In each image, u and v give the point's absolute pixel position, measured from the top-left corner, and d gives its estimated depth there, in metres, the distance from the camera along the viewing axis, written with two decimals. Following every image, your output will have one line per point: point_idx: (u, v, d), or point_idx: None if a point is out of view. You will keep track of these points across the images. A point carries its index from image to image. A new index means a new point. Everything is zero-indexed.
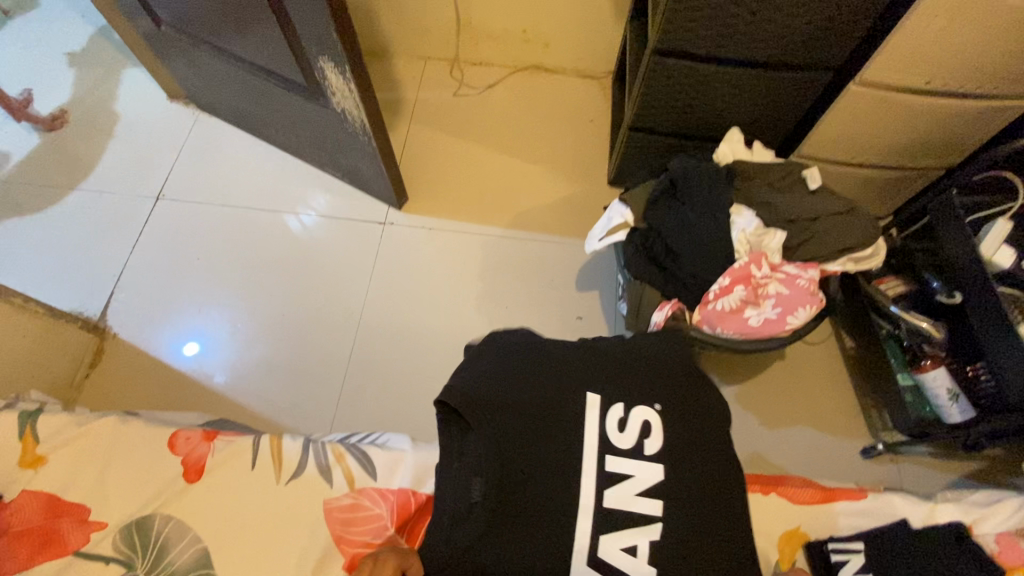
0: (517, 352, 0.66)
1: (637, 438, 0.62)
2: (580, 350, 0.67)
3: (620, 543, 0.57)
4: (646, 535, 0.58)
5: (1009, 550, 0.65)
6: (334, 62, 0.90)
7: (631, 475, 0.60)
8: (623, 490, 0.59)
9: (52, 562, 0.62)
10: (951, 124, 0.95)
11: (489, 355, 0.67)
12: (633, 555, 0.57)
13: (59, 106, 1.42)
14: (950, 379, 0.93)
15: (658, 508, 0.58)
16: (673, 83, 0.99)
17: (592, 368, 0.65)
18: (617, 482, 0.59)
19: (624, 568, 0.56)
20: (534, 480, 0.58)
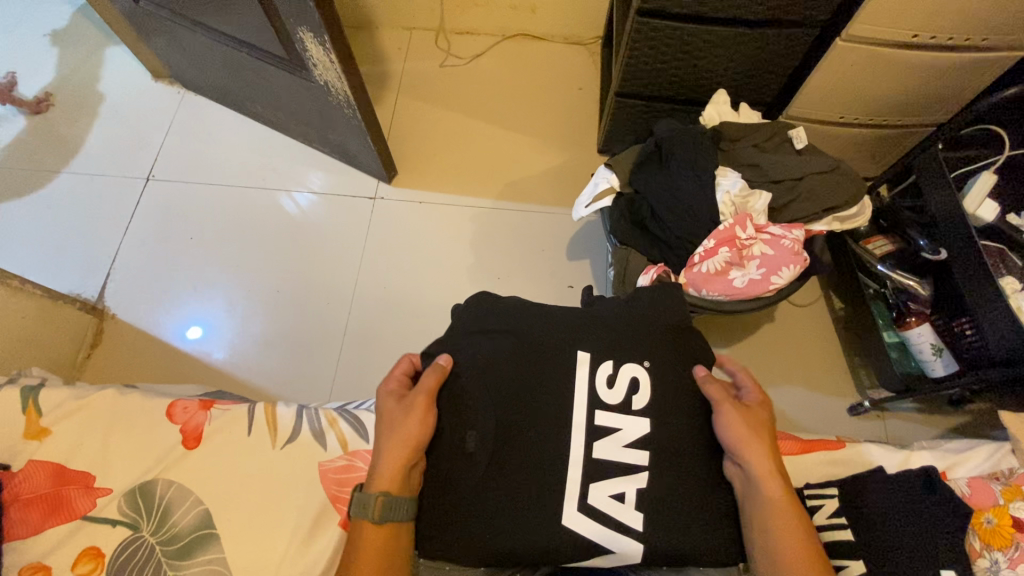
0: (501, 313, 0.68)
1: (625, 395, 0.63)
2: (564, 311, 0.69)
3: (608, 493, 0.59)
4: (632, 484, 0.60)
5: (980, 492, 0.69)
6: (314, 33, 0.90)
7: (619, 428, 0.61)
8: (608, 444, 0.61)
9: (63, 527, 0.64)
10: (939, 78, 0.94)
11: (473, 318, 0.69)
12: (621, 501, 0.59)
13: (43, 88, 1.41)
14: (935, 335, 0.95)
15: (644, 459, 0.60)
16: (660, 44, 0.98)
17: (575, 324, 0.66)
18: (604, 435, 0.61)
19: (612, 512, 0.59)
20: (519, 435, 0.61)
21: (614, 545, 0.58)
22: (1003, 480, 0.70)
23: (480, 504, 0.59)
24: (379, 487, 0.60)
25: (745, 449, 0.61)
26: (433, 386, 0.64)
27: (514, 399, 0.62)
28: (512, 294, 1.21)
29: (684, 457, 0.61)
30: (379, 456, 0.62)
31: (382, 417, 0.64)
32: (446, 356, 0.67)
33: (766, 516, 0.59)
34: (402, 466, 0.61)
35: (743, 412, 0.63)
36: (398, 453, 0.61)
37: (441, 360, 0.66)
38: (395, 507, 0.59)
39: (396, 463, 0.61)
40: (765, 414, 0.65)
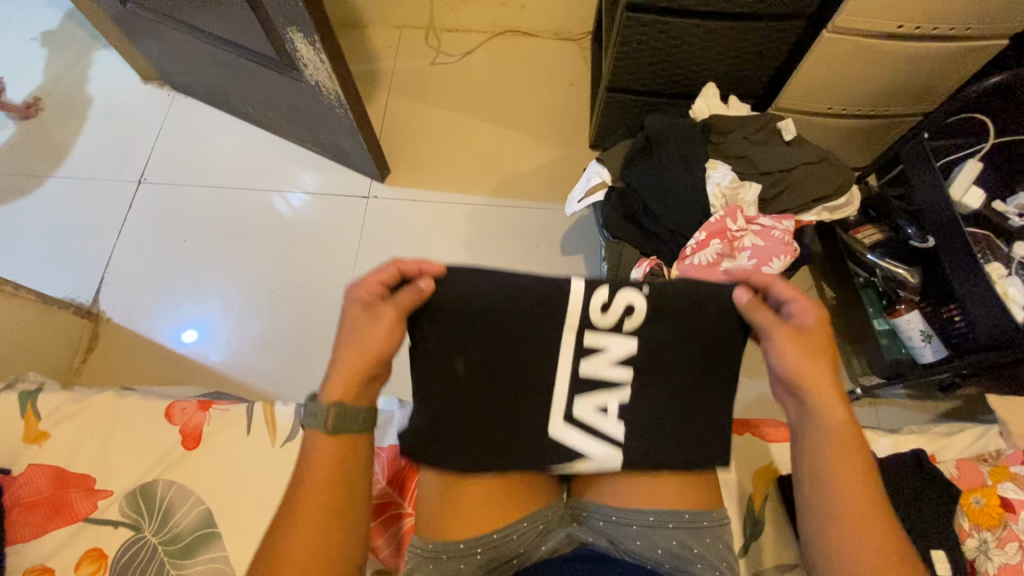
0: None
1: (618, 317, 0.63)
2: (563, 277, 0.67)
3: (592, 406, 0.63)
4: (615, 397, 0.63)
5: (968, 474, 0.71)
6: (303, 33, 0.90)
7: (607, 348, 0.63)
8: (596, 362, 0.64)
9: (65, 529, 0.65)
10: (925, 68, 0.95)
11: None
12: (604, 414, 0.63)
13: (32, 92, 1.41)
14: (924, 321, 0.96)
15: (629, 375, 0.63)
16: (649, 38, 0.98)
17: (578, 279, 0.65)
18: (590, 354, 0.64)
19: (594, 424, 0.63)
20: (518, 405, 0.64)
21: (594, 452, 0.63)
22: (991, 462, 0.72)
23: (475, 493, 0.61)
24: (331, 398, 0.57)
25: (802, 376, 0.58)
26: (401, 307, 0.60)
27: (510, 347, 0.63)
28: None
29: (671, 442, 0.63)
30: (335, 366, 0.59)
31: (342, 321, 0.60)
32: (427, 281, 0.61)
33: (822, 442, 0.57)
34: (356, 377, 0.58)
35: (797, 335, 0.59)
36: (354, 362, 0.58)
37: (422, 283, 0.60)
38: (349, 419, 0.57)
39: (353, 374, 0.58)
40: (824, 332, 0.60)
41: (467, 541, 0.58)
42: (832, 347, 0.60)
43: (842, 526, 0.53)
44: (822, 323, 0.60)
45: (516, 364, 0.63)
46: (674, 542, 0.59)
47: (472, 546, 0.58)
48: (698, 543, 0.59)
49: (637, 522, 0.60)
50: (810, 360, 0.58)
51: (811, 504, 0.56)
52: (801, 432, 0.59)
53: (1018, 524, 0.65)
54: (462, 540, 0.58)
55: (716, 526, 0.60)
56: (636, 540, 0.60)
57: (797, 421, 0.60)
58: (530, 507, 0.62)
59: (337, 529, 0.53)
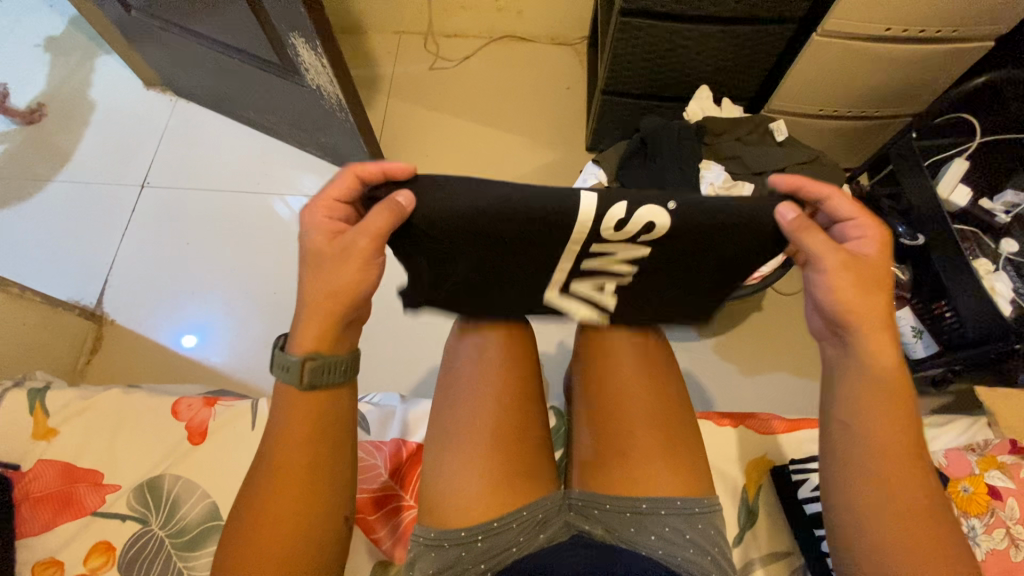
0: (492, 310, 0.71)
1: (632, 235, 0.57)
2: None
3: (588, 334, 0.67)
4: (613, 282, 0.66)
5: (957, 464, 0.71)
6: (305, 38, 0.92)
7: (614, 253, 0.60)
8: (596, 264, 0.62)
9: (73, 522, 0.66)
10: (913, 70, 0.97)
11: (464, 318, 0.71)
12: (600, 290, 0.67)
13: (35, 98, 1.42)
14: (915, 318, 0.99)
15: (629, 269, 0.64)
16: (643, 42, 1.00)
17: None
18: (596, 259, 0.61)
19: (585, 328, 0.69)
20: None
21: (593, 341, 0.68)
22: (980, 452, 0.73)
23: (477, 483, 0.61)
24: (304, 349, 0.55)
25: (853, 311, 0.54)
26: (377, 227, 0.53)
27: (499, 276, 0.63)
28: None
29: (662, 430, 0.65)
30: (302, 312, 0.56)
31: (313, 249, 0.55)
32: (405, 195, 0.54)
33: (861, 383, 0.54)
34: (329, 325, 0.56)
35: (852, 266, 0.54)
36: (327, 294, 0.55)
37: (398, 198, 0.53)
38: (326, 372, 0.55)
39: (325, 316, 0.55)
40: (882, 266, 0.55)
41: (469, 529, 0.60)
42: (887, 281, 0.55)
43: (872, 470, 0.52)
44: (882, 253, 0.55)
45: (514, 277, 0.64)
46: (666, 527, 0.61)
47: (473, 534, 0.59)
48: (690, 529, 0.60)
49: (631, 509, 0.62)
50: (862, 296, 0.54)
51: (842, 445, 0.54)
52: (839, 369, 0.56)
53: (1005, 511, 0.66)
54: (464, 528, 0.60)
55: (707, 513, 0.62)
56: (629, 526, 0.62)
57: (839, 362, 0.56)
58: (530, 498, 0.63)
59: (313, 503, 0.53)
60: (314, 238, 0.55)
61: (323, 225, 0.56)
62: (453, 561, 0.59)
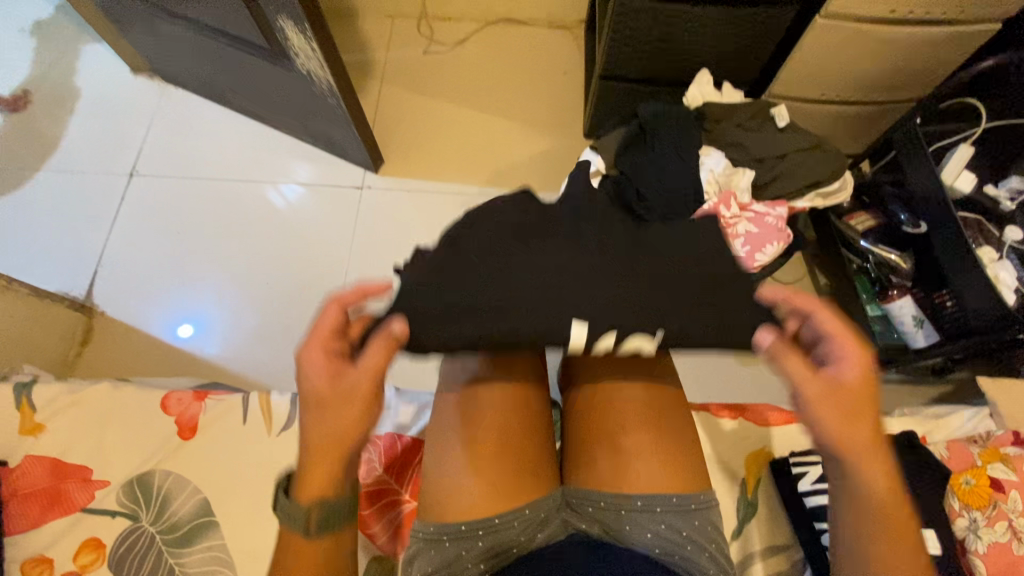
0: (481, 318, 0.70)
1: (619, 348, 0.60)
2: (566, 261, 0.60)
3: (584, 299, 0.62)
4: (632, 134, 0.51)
5: (958, 456, 0.71)
6: (294, 21, 0.89)
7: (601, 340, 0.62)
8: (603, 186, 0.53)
9: (62, 519, 0.65)
10: (918, 53, 0.95)
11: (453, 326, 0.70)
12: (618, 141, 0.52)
13: (20, 85, 1.39)
14: (916, 307, 0.97)
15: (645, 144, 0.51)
16: (642, 25, 0.98)
17: (583, 292, 0.58)
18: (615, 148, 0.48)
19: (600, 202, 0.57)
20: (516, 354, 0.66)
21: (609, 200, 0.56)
22: (982, 444, 0.72)
23: (476, 478, 0.60)
24: (309, 498, 0.50)
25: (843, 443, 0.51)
26: (383, 358, 0.53)
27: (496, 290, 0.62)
28: None
29: (659, 423, 0.64)
30: (304, 460, 0.51)
31: (313, 390, 0.52)
32: (399, 323, 0.56)
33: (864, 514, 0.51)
34: (335, 467, 0.51)
35: (830, 398, 0.52)
36: (335, 429, 0.51)
37: (393, 328, 0.55)
38: (334, 519, 0.51)
39: (331, 462, 0.51)
40: (864, 387, 0.52)
41: (468, 524, 0.58)
42: (875, 403, 0.52)
43: None
44: (864, 379, 0.52)
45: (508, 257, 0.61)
46: (663, 525, 0.60)
47: (474, 528, 0.58)
48: (688, 525, 0.60)
49: (626, 506, 0.61)
50: (846, 423, 0.51)
51: None
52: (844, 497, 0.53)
53: (1008, 504, 0.66)
54: (463, 523, 0.59)
55: (704, 509, 0.61)
56: (626, 524, 0.61)
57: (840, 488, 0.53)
58: (531, 495, 0.61)
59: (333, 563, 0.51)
60: (312, 384, 0.51)
61: (317, 361, 0.52)
62: (453, 558, 0.58)
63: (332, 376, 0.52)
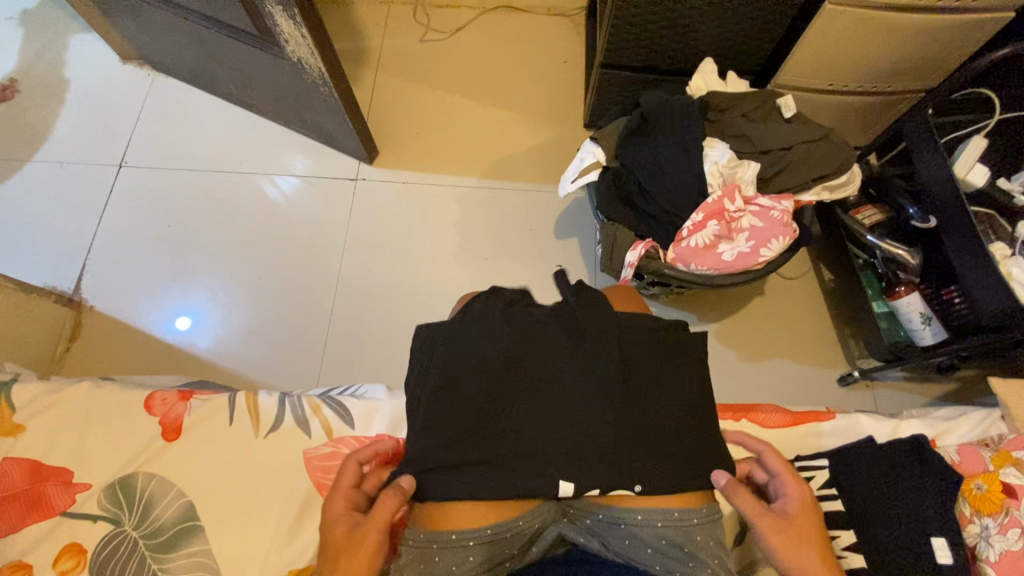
0: (475, 318, 0.65)
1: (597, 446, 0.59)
2: (555, 369, 0.62)
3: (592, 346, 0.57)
4: None
5: (969, 460, 0.70)
6: (283, 6, 0.86)
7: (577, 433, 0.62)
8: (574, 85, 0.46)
9: (41, 524, 0.63)
10: (930, 41, 0.92)
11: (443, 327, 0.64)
12: None
13: (6, 73, 1.35)
14: (923, 303, 0.93)
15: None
16: (644, 12, 0.94)
17: (581, 423, 0.59)
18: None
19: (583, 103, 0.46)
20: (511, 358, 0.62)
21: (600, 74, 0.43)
22: (993, 447, 0.71)
23: (469, 487, 0.57)
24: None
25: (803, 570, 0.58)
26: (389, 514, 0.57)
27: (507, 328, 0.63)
28: (499, 276, 1.19)
29: (662, 428, 0.61)
30: None
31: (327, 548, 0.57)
32: (408, 478, 0.59)
33: None
34: None
35: (787, 529, 0.59)
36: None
37: (402, 483, 0.58)
38: None
39: None
40: (808, 519, 0.61)
41: (461, 532, 0.57)
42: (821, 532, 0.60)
43: None
44: (809, 508, 0.61)
45: None
46: (663, 541, 0.58)
47: (465, 538, 0.56)
48: (689, 542, 0.58)
49: (625, 521, 0.59)
50: (801, 549, 0.58)
51: None
52: None
53: (1020, 510, 0.63)
54: (455, 531, 0.57)
55: (707, 523, 0.59)
56: (625, 539, 0.59)
57: None
58: (526, 506, 0.59)
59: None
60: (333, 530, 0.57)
61: (335, 516, 0.58)
62: (443, 573, 0.56)
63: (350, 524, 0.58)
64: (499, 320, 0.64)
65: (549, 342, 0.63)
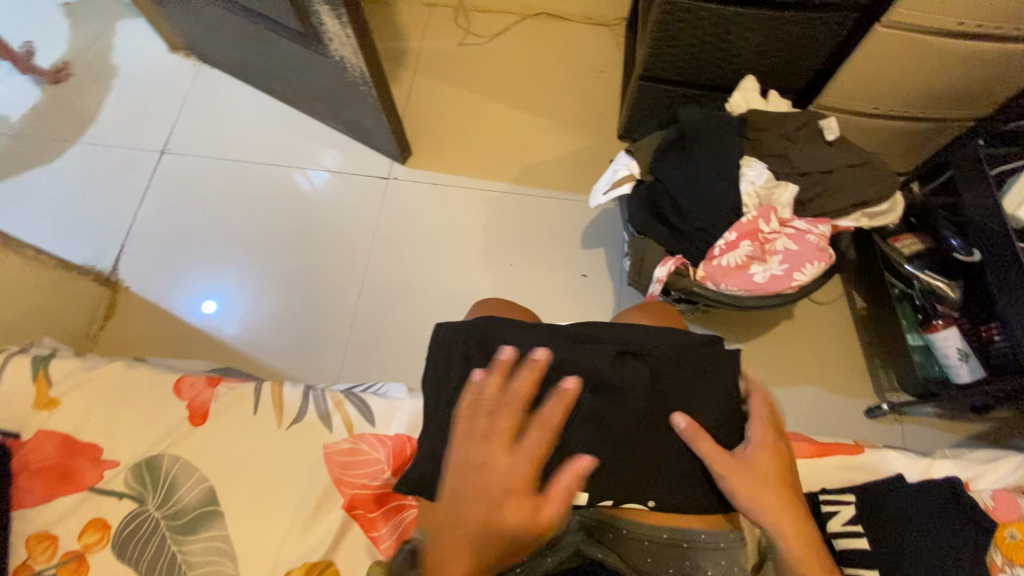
0: (501, 328, 0.64)
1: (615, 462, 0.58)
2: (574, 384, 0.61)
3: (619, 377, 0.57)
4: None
5: (1005, 507, 0.68)
6: (330, 4, 0.87)
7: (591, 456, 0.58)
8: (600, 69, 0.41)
9: (69, 497, 0.65)
10: (986, 68, 0.88)
11: (462, 335, 0.63)
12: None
13: (60, 58, 1.41)
14: (962, 338, 0.91)
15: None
16: (688, 25, 0.93)
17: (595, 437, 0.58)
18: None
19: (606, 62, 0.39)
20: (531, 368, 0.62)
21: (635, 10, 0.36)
22: None
23: None
24: None
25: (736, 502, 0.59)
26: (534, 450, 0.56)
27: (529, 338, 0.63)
28: (524, 283, 1.19)
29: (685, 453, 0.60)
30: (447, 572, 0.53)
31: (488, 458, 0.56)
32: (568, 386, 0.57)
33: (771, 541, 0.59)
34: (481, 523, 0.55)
35: (750, 474, 0.59)
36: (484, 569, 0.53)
37: (535, 357, 0.58)
38: None
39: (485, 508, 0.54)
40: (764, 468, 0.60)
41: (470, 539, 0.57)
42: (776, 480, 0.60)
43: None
44: (772, 450, 0.61)
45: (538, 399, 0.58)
46: (686, 562, 0.59)
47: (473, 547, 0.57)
48: (710, 563, 0.59)
49: (652, 538, 0.59)
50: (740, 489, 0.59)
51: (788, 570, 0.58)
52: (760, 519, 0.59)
53: None
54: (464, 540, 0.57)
55: (732, 548, 0.60)
56: (647, 558, 0.59)
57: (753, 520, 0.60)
58: None
59: None
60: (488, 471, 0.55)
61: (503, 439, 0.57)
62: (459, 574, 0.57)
63: (492, 414, 0.57)
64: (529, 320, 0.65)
65: (573, 347, 0.62)
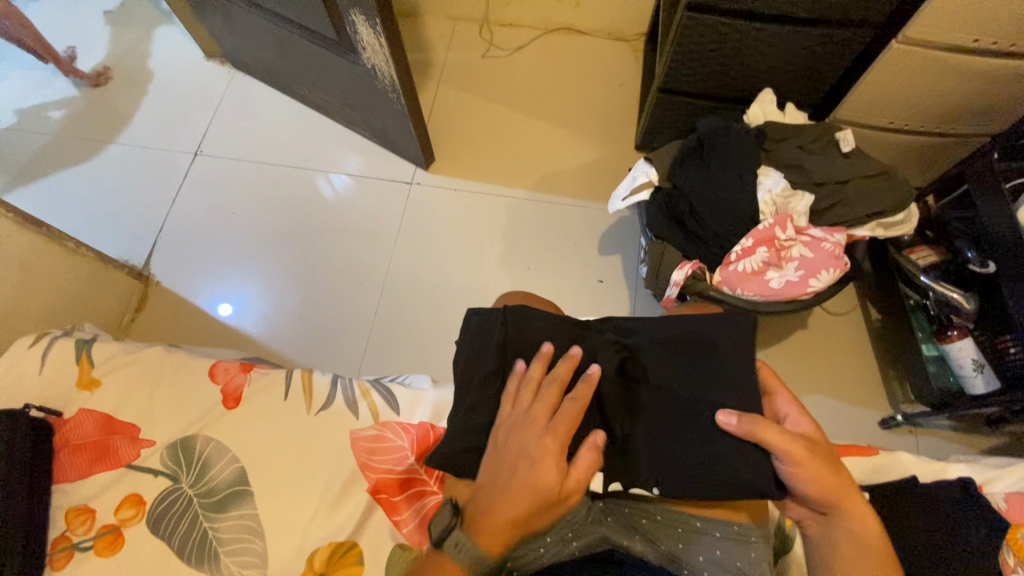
0: (531, 318, 0.67)
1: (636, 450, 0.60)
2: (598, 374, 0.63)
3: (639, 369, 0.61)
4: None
5: (1017, 508, 0.69)
6: (365, 14, 0.92)
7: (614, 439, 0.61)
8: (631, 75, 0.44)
9: (108, 473, 0.68)
10: (1002, 84, 0.90)
11: (492, 323, 0.67)
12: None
13: (101, 63, 1.47)
14: (976, 350, 0.92)
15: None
16: (707, 40, 0.97)
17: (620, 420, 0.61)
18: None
19: None
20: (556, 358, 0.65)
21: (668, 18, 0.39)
22: None
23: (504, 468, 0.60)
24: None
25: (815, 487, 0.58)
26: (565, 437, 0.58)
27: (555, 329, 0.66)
28: (541, 287, 1.21)
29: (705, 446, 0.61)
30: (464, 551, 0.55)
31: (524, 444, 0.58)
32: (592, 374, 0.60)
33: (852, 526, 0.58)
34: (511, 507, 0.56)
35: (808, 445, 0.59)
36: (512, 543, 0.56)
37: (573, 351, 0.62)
38: None
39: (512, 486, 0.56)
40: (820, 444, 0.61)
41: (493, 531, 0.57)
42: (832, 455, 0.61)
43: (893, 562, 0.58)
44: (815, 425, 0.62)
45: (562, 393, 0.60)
46: (718, 552, 0.60)
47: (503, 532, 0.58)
48: (744, 558, 0.60)
49: (683, 525, 0.62)
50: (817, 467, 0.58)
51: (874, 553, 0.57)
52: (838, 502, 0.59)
53: None
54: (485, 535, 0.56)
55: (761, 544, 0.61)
56: (679, 543, 0.62)
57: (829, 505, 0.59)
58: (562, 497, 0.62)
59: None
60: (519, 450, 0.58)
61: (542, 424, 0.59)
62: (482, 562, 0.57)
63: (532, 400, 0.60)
64: (552, 314, 0.68)
65: (595, 343, 0.65)
